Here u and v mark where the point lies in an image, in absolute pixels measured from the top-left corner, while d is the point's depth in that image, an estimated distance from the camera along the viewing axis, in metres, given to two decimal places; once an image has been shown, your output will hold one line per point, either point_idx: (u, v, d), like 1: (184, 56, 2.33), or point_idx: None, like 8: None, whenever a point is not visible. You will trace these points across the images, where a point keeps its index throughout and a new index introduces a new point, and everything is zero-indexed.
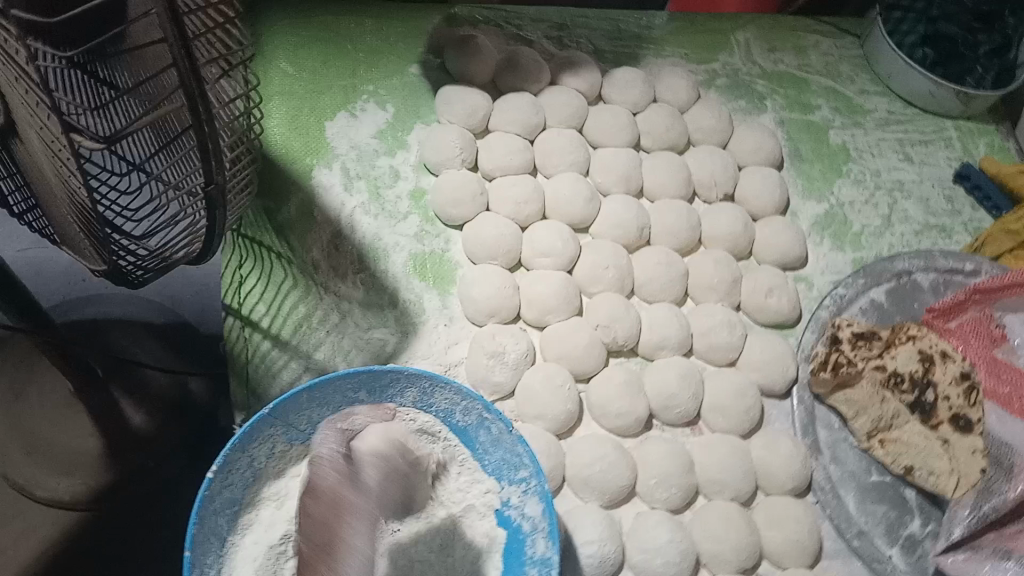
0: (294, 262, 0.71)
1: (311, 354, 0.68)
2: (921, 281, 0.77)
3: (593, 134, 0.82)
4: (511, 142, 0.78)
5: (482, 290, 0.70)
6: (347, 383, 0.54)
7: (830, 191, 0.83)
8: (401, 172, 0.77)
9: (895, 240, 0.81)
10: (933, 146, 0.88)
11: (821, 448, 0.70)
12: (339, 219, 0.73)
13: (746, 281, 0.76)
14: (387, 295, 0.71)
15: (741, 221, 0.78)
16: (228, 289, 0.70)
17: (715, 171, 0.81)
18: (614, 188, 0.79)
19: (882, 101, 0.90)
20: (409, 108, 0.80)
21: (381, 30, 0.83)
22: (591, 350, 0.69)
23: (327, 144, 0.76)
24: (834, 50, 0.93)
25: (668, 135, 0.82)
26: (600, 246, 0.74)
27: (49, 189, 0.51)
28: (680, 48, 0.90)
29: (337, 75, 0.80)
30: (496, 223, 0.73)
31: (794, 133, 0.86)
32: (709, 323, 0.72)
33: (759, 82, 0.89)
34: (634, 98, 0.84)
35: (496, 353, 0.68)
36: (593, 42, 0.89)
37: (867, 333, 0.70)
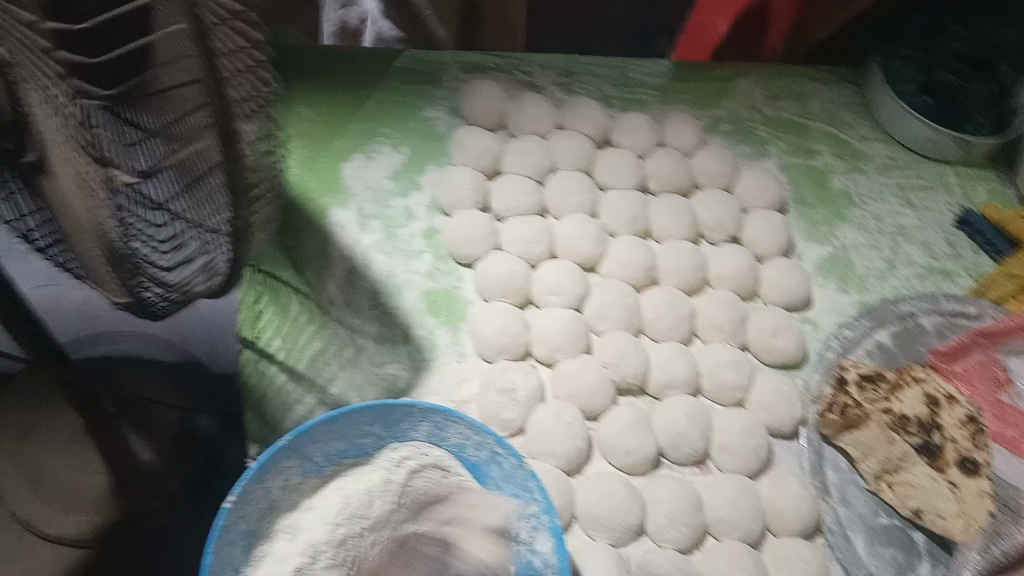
0: (310, 297, 0.73)
1: (326, 388, 0.70)
2: (926, 323, 0.78)
3: (601, 176, 0.84)
4: (521, 185, 0.80)
5: (493, 326, 0.72)
6: (362, 416, 0.58)
7: (833, 234, 0.85)
8: (415, 212, 0.78)
9: (899, 283, 0.82)
10: (933, 192, 0.89)
11: (830, 489, 0.70)
12: (354, 256, 0.75)
13: (752, 322, 0.77)
14: (399, 332, 0.72)
15: (747, 262, 0.80)
16: (245, 324, 0.72)
17: (720, 214, 0.82)
18: (621, 229, 0.80)
19: (883, 148, 0.92)
20: (423, 151, 0.82)
21: (396, 78, 0.86)
22: (599, 388, 0.70)
23: (343, 184, 0.78)
24: (834, 98, 0.96)
25: (674, 179, 0.84)
26: (608, 286, 0.76)
27: (74, 226, 0.53)
28: (685, 96, 0.93)
29: (354, 119, 0.82)
30: (506, 261, 0.75)
31: (797, 178, 0.88)
32: (716, 363, 0.74)
33: (761, 128, 0.92)
34: (640, 143, 0.86)
35: (507, 389, 0.69)
36: (599, 88, 0.92)
37: (874, 376, 0.72)
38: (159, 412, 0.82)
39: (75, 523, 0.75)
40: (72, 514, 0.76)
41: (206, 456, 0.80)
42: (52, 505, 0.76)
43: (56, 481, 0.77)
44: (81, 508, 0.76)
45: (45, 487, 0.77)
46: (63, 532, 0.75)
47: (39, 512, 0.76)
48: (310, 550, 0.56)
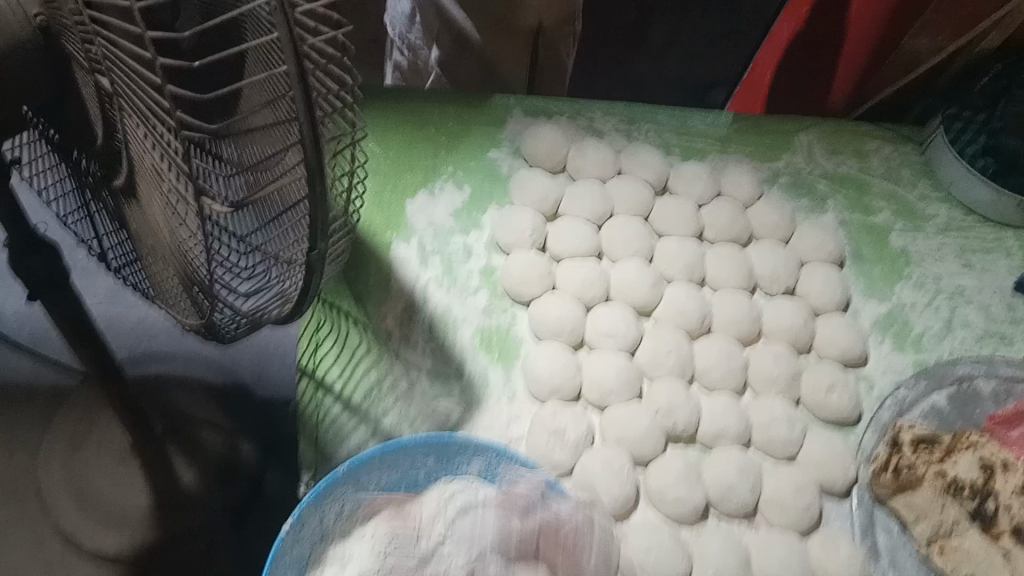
0: (369, 329, 0.75)
1: (380, 420, 0.70)
2: (983, 387, 0.78)
3: (659, 223, 0.85)
4: (581, 229, 0.81)
5: (546, 368, 0.73)
6: (420, 449, 0.61)
7: (891, 292, 0.84)
8: (474, 250, 0.80)
9: (957, 347, 0.81)
10: (993, 255, 0.88)
11: (879, 551, 0.69)
12: (413, 291, 0.76)
13: (806, 377, 0.77)
14: (453, 367, 0.73)
15: (803, 316, 0.80)
16: (305, 353, 0.73)
17: (777, 267, 0.83)
18: (677, 276, 0.81)
19: (943, 208, 0.92)
20: (485, 190, 0.84)
21: (462, 118, 0.88)
22: (650, 434, 0.71)
23: (406, 219, 0.80)
24: (896, 155, 0.95)
25: (732, 229, 0.85)
26: (662, 332, 0.77)
27: (155, 247, 0.54)
28: (744, 147, 0.93)
29: (419, 157, 0.84)
30: (563, 302, 0.76)
31: (855, 235, 0.88)
32: (769, 418, 0.74)
33: (821, 183, 0.92)
34: (699, 192, 0.87)
35: (557, 431, 0.70)
36: (661, 136, 0.93)
37: (929, 438, 0.72)
38: (205, 436, 0.82)
39: (116, 541, 0.77)
40: (113, 532, 0.77)
41: (246, 485, 0.79)
42: (95, 519, 0.78)
43: (100, 495, 0.79)
44: (124, 527, 0.77)
45: (89, 501, 0.79)
46: (104, 548, 0.77)
47: (82, 526, 0.78)
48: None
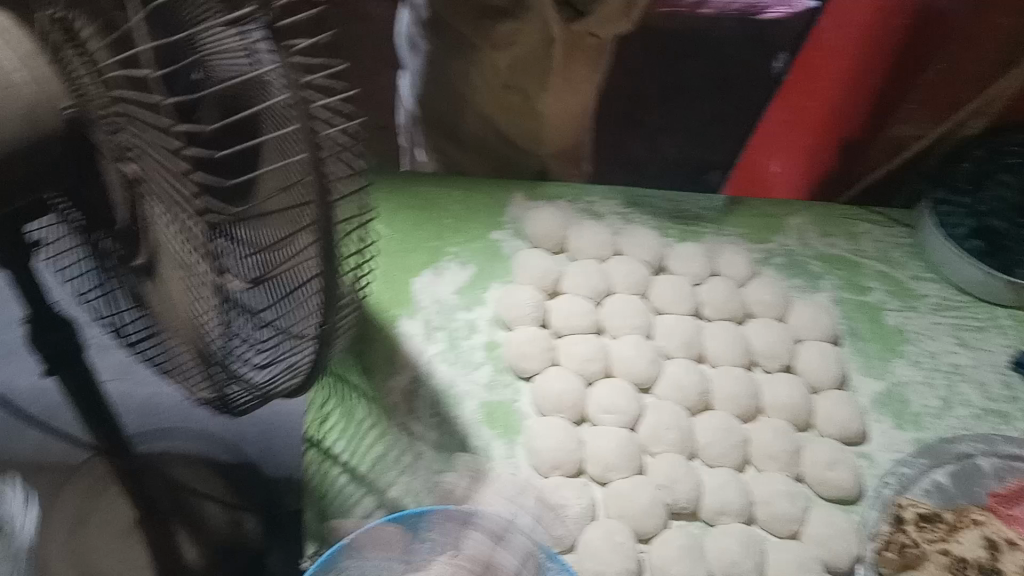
0: (375, 400, 0.76)
1: (385, 491, 0.71)
2: (984, 464, 0.78)
3: (657, 300, 0.87)
4: (582, 305, 0.84)
5: (548, 442, 0.74)
6: (423, 520, 0.61)
7: (887, 370, 0.86)
8: (477, 325, 0.82)
9: (955, 423, 0.82)
10: (987, 333, 0.90)
11: None
12: (419, 365, 0.78)
13: (807, 453, 0.78)
14: (456, 441, 0.74)
15: (800, 392, 0.82)
16: (311, 425, 0.74)
17: (774, 344, 0.85)
18: (676, 352, 0.83)
19: (935, 287, 0.94)
20: (489, 269, 0.87)
21: (467, 201, 0.92)
22: (653, 509, 0.71)
23: (412, 296, 0.83)
24: (885, 238, 0.98)
25: (728, 307, 0.87)
26: (662, 408, 0.78)
27: (168, 326, 0.56)
28: (738, 229, 0.97)
29: (426, 237, 0.87)
30: (564, 377, 0.78)
31: (850, 313, 0.90)
32: (771, 493, 0.74)
33: (813, 263, 0.95)
34: (696, 270, 0.90)
35: (557, 506, 0.71)
36: (656, 219, 0.96)
37: (931, 515, 0.72)
38: (208, 509, 0.81)
39: None
40: None
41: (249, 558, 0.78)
42: None
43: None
44: None
45: None
46: None
47: None
48: None
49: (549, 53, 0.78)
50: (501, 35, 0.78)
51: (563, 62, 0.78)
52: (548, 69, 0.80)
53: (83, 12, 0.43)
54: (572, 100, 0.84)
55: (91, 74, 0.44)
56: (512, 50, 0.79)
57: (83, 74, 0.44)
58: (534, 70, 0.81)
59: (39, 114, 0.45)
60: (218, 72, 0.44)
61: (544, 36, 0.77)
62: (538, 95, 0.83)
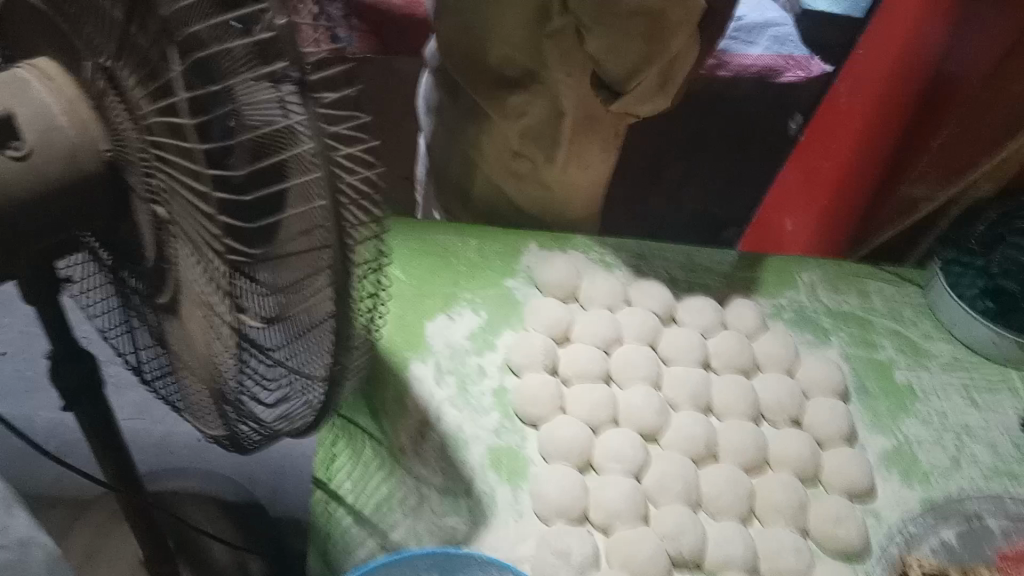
0: (383, 442, 0.77)
1: (387, 534, 0.71)
2: (993, 526, 0.77)
3: (666, 351, 0.88)
4: (591, 354, 0.85)
5: (555, 489, 0.74)
6: (424, 560, 0.63)
7: (896, 426, 0.86)
8: (488, 371, 0.84)
9: (966, 482, 0.81)
10: (999, 394, 0.90)
11: None
12: (428, 409, 0.79)
13: (813, 508, 0.78)
14: (462, 484, 0.75)
15: (808, 446, 0.82)
16: (320, 465, 0.75)
17: (782, 398, 0.85)
18: (684, 403, 0.84)
19: (946, 346, 0.94)
20: (501, 315, 0.89)
21: (483, 248, 0.94)
22: (657, 560, 0.71)
23: (425, 340, 0.84)
24: (897, 293, 0.98)
25: (738, 359, 0.88)
26: (669, 458, 0.78)
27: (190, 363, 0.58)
28: (749, 286, 0.97)
29: (442, 282, 0.90)
30: (571, 426, 0.79)
31: (859, 369, 0.91)
32: (776, 546, 0.74)
33: (823, 318, 0.95)
34: (705, 322, 0.91)
35: (563, 553, 0.71)
36: (669, 272, 0.97)
37: (939, 573, 0.71)
38: (216, 555, 0.85)
39: None
40: None
41: None
42: None
43: None
44: None
45: None
46: None
47: None
48: None
49: (555, 130, 0.83)
50: (508, 107, 0.83)
51: (569, 141, 0.84)
52: (555, 141, 0.84)
53: (126, 60, 0.45)
54: (577, 177, 0.89)
55: (132, 122, 0.47)
56: (518, 123, 0.84)
57: (121, 120, 0.47)
58: (542, 140, 0.85)
59: (81, 159, 0.48)
60: (251, 124, 0.44)
61: (550, 111, 0.82)
62: (542, 166, 0.88)
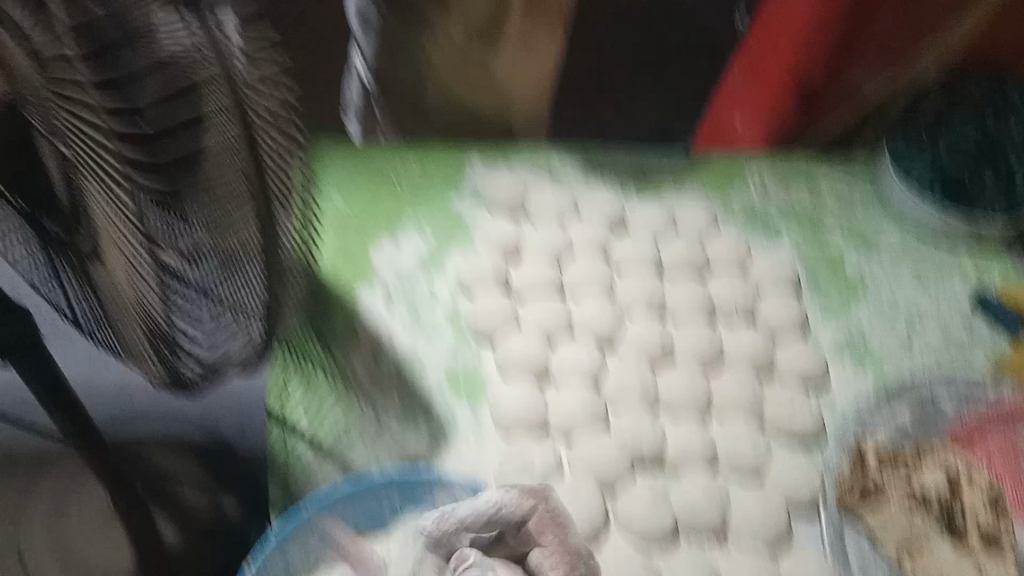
0: (336, 373, 0.76)
1: (349, 461, 0.72)
2: (944, 401, 0.79)
3: (618, 257, 0.87)
4: (542, 266, 0.84)
5: (513, 404, 0.74)
6: (383, 488, 0.63)
7: (847, 313, 0.87)
8: (438, 293, 0.82)
9: (915, 362, 0.83)
10: (946, 273, 0.91)
11: (851, 567, 0.70)
12: (380, 337, 0.78)
13: (769, 399, 0.79)
14: (420, 407, 0.75)
15: (762, 340, 0.82)
16: (273, 401, 0.73)
17: (735, 295, 0.85)
18: (638, 308, 0.83)
19: (895, 231, 0.95)
20: (448, 236, 0.86)
21: (424, 166, 0.91)
22: (618, 463, 0.72)
23: (371, 267, 0.82)
24: (844, 182, 0.98)
25: (690, 260, 0.87)
26: (625, 364, 0.79)
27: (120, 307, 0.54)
28: (698, 184, 0.96)
29: (384, 206, 0.87)
30: (526, 340, 0.78)
31: (811, 260, 0.91)
32: (734, 439, 0.75)
33: (774, 212, 0.95)
34: (656, 226, 0.90)
35: (525, 465, 0.71)
36: (618, 176, 0.95)
37: (892, 456, 0.73)
38: (187, 493, 0.79)
39: None
40: None
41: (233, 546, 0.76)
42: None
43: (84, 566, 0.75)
44: None
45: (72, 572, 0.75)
46: None
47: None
48: None
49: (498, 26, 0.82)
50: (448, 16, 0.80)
51: (518, 25, 0.82)
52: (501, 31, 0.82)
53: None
54: (527, 64, 0.87)
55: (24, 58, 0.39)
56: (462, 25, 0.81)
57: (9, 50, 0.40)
58: (491, 40, 0.84)
59: None
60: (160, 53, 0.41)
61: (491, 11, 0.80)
62: (492, 56, 0.86)
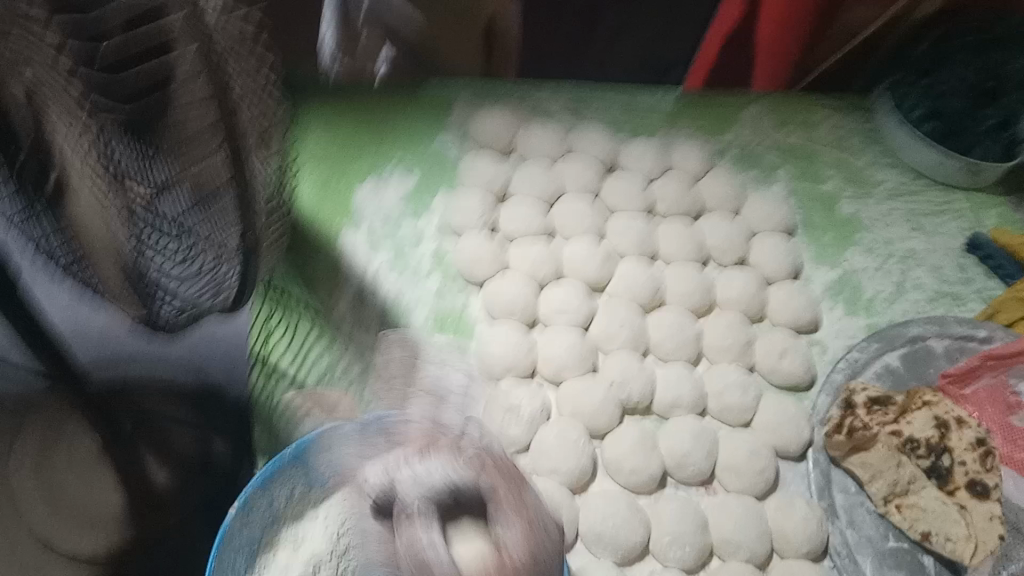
0: (320, 315, 0.75)
1: (333, 404, 0.71)
2: (935, 347, 0.78)
3: (608, 200, 0.85)
4: (531, 207, 0.82)
5: (500, 346, 0.73)
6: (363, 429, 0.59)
7: (841, 258, 0.85)
8: (424, 234, 0.81)
9: (907, 307, 0.82)
10: (944, 217, 0.90)
11: (838, 512, 0.70)
12: (363, 279, 0.77)
13: (759, 343, 0.78)
14: (408, 350, 0.74)
15: (754, 285, 0.81)
16: (255, 342, 0.74)
17: (728, 238, 0.84)
18: (629, 251, 0.82)
19: (893, 173, 0.92)
20: (434, 176, 0.84)
21: (410, 104, 0.88)
22: (606, 407, 0.71)
23: (355, 208, 0.80)
24: (843, 123, 0.96)
25: (683, 202, 0.86)
26: (614, 306, 0.78)
27: (95, 243, 0.51)
28: (691, 125, 0.93)
29: (369, 144, 0.85)
30: (515, 281, 0.77)
31: (805, 204, 0.89)
32: (723, 384, 0.75)
33: (771, 154, 0.92)
34: (649, 167, 0.88)
35: (512, 408, 0.70)
36: (610, 116, 0.93)
37: (883, 398, 0.72)
38: None
39: (92, 544, 0.68)
40: None
41: None
42: None
43: (74, 504, 0.70)
44: (99, 527, 0.69)
45: (61, 510, 0.69)
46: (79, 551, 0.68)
47: (56, 531, 0.69)
48: (314, 559, 0.60)
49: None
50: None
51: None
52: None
53: None
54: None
55: None
56: None
57: None
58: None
59: None
60: None
61: None
62: None
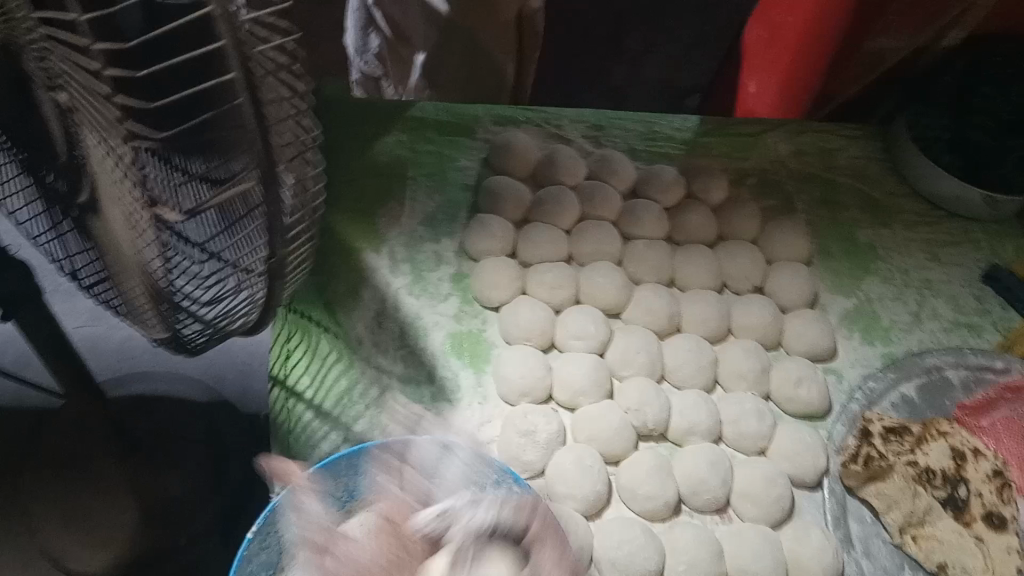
0: (340, 337, 0.76)
1: (350, 426, 0.71)
2: (952, 377, 0.79)
3: (626, 226, 0.86)
4: (550, 234, 0.83)
5: (516, 369, 0.73)
6: (386, 449, 0.60)
7: (859, 288, 0.85)
8: (444, 258, 0.81)
9: (926, 337, 0.82)
10: (961, 248, 0.89)
11: (854, 541, 0.70)
12: (385, 298, 0.77)
13: (776, 372, 0.78)
14: (424, 371, 0.74)
15: (771, 312, 0.81)
16: (276, 362, 0.74)
17: (745, 266, 0.84)
18: (646, 278, 0.83)
19: (911, 203, 0.93)
20: (453, 201, 0.85)
21: (436, 130, 0.89)
22: (621, 433, 0.72)
23: (377, 230, 0.81)
24: (861, 152, 0.96)
25: (700, 230, 0.86)
26: (631, 331, 0.78)
27: (123, 262, 0.52)
28: (710, 152, 0.94)
29: (393, 169, 0.85)
30: (532, 307, 0.78)
31: (821, 231, 0.90)
32: (739, 411, 0.75)
33: (788, 182, 0.93)
34: (667, 193, 0.89)
35: (528, 432, 0.71)
36: (628, 142, 0.94)
37: (898, 428, 0.73)
38: (188, 453, 0.81)
39: (101, 561, 0.77)
40: (100, 553, 0.78)
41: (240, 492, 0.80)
42: (81, 541, 0.78)
43: (87, 518, 0.79)
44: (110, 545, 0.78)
45: (76, 523, 0.79)
46: (89, 566, 0.77)
47: (69, 546, 0.78)
48: None
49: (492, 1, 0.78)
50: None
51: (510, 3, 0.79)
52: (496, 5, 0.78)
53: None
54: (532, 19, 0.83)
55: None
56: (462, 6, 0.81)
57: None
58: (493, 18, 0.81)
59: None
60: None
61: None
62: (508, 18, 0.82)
